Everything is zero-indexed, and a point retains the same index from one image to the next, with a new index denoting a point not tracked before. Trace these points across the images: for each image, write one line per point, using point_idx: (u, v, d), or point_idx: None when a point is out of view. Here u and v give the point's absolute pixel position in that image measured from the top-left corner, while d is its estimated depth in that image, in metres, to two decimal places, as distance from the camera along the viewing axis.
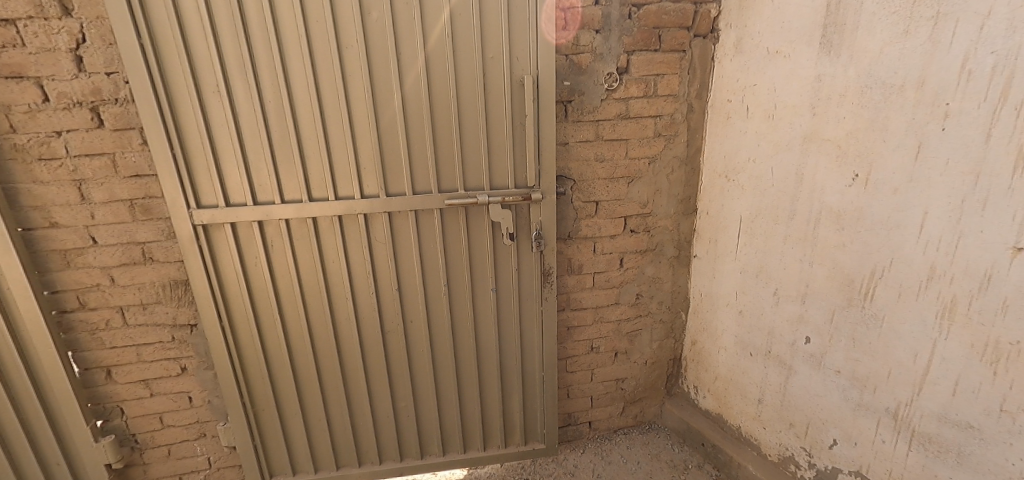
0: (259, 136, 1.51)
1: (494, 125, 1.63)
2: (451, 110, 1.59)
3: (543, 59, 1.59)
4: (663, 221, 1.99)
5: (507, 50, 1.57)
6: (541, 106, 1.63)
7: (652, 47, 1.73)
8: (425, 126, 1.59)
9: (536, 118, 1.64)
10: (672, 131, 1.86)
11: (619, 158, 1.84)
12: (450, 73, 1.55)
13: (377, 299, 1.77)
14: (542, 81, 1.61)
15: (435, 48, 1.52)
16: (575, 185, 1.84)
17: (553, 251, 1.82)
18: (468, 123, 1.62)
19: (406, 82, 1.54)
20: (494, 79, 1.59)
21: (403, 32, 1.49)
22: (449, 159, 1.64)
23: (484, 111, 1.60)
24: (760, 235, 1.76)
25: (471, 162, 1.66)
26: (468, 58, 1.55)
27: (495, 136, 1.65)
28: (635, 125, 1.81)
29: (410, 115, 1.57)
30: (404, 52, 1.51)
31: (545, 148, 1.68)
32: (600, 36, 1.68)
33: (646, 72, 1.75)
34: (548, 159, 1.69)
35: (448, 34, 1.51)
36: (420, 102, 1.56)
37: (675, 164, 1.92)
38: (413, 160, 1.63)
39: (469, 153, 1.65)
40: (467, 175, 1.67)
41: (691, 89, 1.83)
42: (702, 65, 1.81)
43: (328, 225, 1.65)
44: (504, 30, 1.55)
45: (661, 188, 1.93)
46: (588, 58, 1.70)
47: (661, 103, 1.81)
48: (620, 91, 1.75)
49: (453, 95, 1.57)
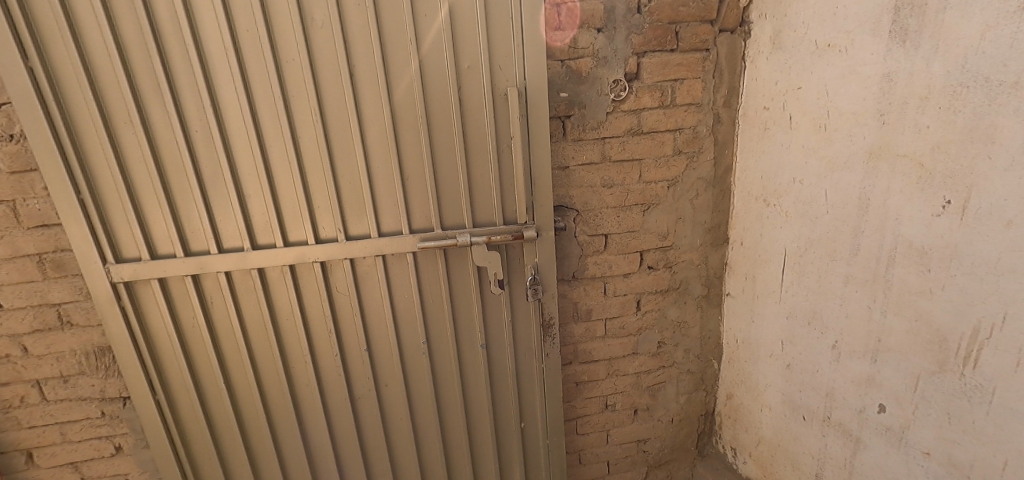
0: (186, 173, 1.24)
1: (475, 150, 1.33)
2: (420, 134, 1.29)
3: (532, 67, 1.29)
4: (687, 255, 1.65)
5: (486, 58, 1.27)
6: (531, 125, 1.33)
7: (667, 47, 1.41)
8: (389, 155, 1.30)
9: (526, 140, 1.34)
10: (696, 148, 1.54)
11: (631, 182, 1.53)
12: (416, 88, 1.25)
13: (343, 361, 1.48)
14: (530, 93, 1.30)
15: (396, 58, 1.23)
16: (580, 217, 1.52)
17: (554, 297, 1.50)
18: (443, 149, 1.32)
19: (363, 102, 1.25)
20: (471, 93, 1.29)
21: (354, 41, 1.20)
22: (421, 193, 1.34)
23: (461, 133, 1.30)
24: (813, 274, 1.41)
25: (447, 195, 1.36)
26: (438, 69, 1.26)
27: (476, 163, 1.34)
28: (649, 142, 1.50)
29: (370, 141, 1.28)
30: (358, 66, 1.22)
31: (539, 175, 1.37)
32: (602, 36, 1.37)
33: (662, 77, 1.43)
34: (542, 188, 1.38)
35: (411, 39, 1.22)
36: (381, 126, 1.27)
37: (700, 186, 1.58)
38: (376, 195, 1.33)
39: (445, 185, 1.35)
40: (444, 211, 1.37)
41: (717, 95, 1.50)
42: (730, 67, 1.48)
43: (279, 277, 1.37)
44: (481, 33, 1.24)
45: (684, 216, 1.60)
46: (589, 63, 1.39)
47: (680, 114, 1.49)
48: (630, 103, 1.44)
49: (421, 115, 1.27)
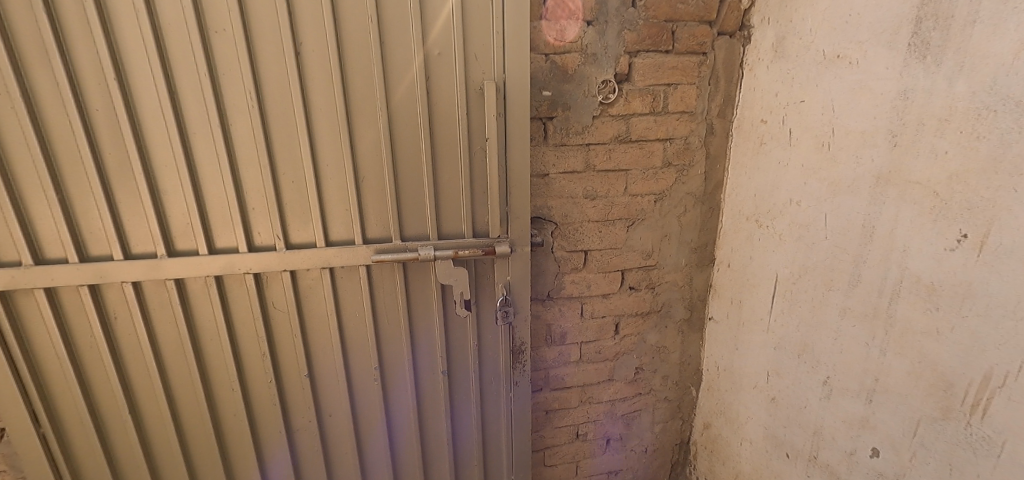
0: (82, 161, 1.01)
1: (443, 150, 1.15)
2: (379, 129, 1.10)
3: (512, 58, 1.12)
4: (671, 276, 1.52)
5: (460, 45, 1.09)
6: (509, 125, 1.16)
7: (662, 47, 1.27)
8: (340, 151, 1.10)
9: (503, 142, 1.17)
10: (686, 160, 1.41)
11: (616, 194, 1.38)
12: (376, 74, 1.06)
13: (278, 388, 1.27)
14: (509, 89, 1.13)
15: (352, 37, 1.04)
16: (558, 230, 1.37)
17: (527, 320, 1.34)
18: (405, 148, 1.13)
19: (310, 86, 1.05)
20: (441, 85, 1.11)
21: (301, 13, 1.00)
22: (378, 197, 1.16)
23: (427, 130, 1.12)
24: (806, 303, 1.31)
25: (408, 201, 1.18)
26: (402, 54, 1.07)
27: (444, 165, 1.16)
28: (637, 151, 1.36)
29: (318, 133, 1.09)
30: (304, 43, 1.02)
31: (515, 182, 1.20)
32: (592, 30, 1.22)
33: (654, 80, 1.29)
34: (518, 197, 1.21)
35: (371, 16, 1.02)
36: (331, 117, 1.08)
37: (689, 202, 1.46)
38: (324, 197, 1.14)
39: (406, 189, 1.16)
40: (404, 219, 1.19)
41: (712, 104, 1.38)
42: (726, 74, 1.36)
43: (201, 290, 1.15)
44: (454, 14, 1.06)
45: (671, 234, 1.47)
46: (576, 59, 1.23)
47: (671, 123, 1.35)
48: (619, 106, 1.30)
49: (381, 107, 1.09)
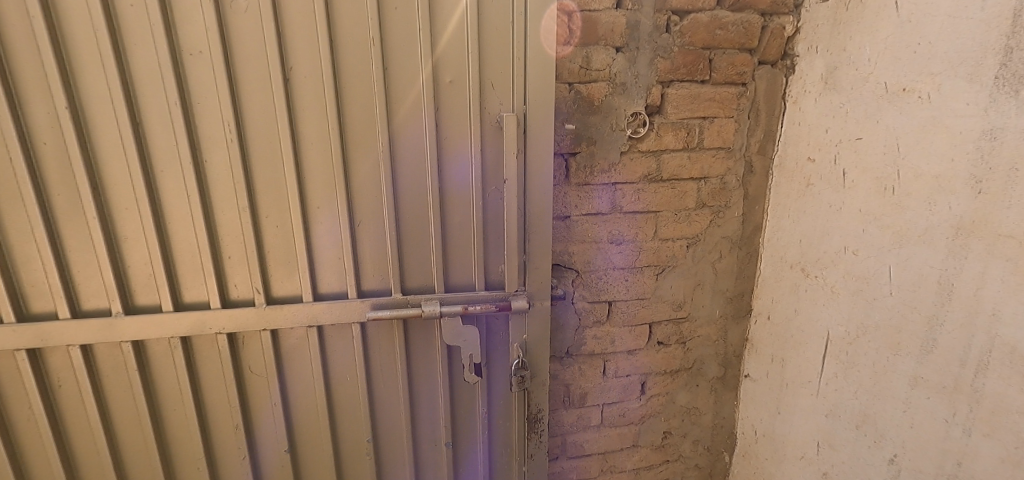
0: (23, 203, 0.84)
1: (452, 191, 1.00)
2: (379, 166, 0.95)
3: (534, 88, 0.98)
4: (704, 329, 1.36)
5: (475, 72, 0.95)
6: (529, 163, 1.01)
7: (698, 77, 1.14)
8: (334, 192, 0.95)
9: (522, 183, 1.02)
10: (722, 201, 1.26)
11: (645, 238, 1.23)
12: (377, 104, 0.92)
13: (253, 466, 1.08)
14: (529, 122, 0.99)
15: (351, 63, 0.90)
16: (579, 279, 1.22)
17: (545, 384, 1.16)
18: (409, 188, 0.98)
19: (301, 118, 0.90)
20: (452, 117, 0.96)
21: (293, 34, 0.86)
22: (377, 244, 1.00)
23: (435, 169, 0.97)
24: (866, 367, 1.12)
25: (412, 249, 1.02)
26: (408, 82, 0.93)
27: (453, 208, 1.01)
28: (669, 191, 1.21)
29: (308, 172, 0.93)
30: (295, 68, 0.88)
31: (534, 227, 1.04)
32: (622, 57, 1.09)
33: (689, 112, 1.16)
34: (538, 244, 1.06)
35: (373, 39, 0.88)
36: (324, 153, 0.93)
37: (725, 247, 1.30)
38: (314, 244, 0.98)
39: (410, 235, 1.01)
40: (406, 268, 1.03)
41: (751, 140, 1.25)
42: (767, 107, 1.23)
43: (165, 353, 0.97)
44: (469, 38, 0.93)
45: (704, 282, 1.31)
46: (604, 89, 1.09)
47: (707, 160, 1.21)
48: (650, 142, 1.16)
49: (383, 142, 0.94)
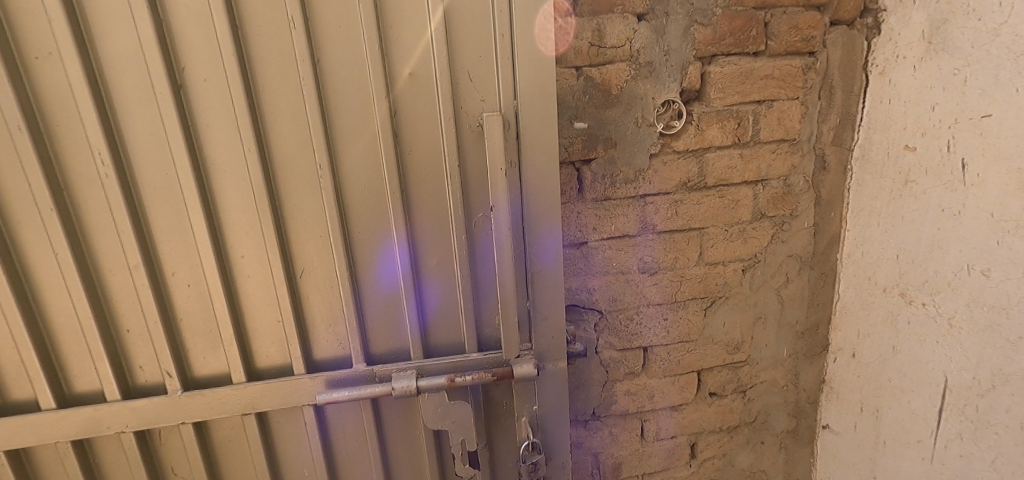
0: None
1: (425, 226, 0.74)
2: (321, 196, 0.69)
3: (526, 75, 0.68)
4: (767, 373, 1.06)
5: (444, 57, 0.67)
6: (526, 182, 0.72)
7: (750, 48, 0.85)
8: (260, 234, 0.69)
9: (519, 209, 0.73)
10: (786, 209, 0.96)
11: (687, 265, 0.94)
12: (309, 112, 0.65)
13: None
14: (523, 125, 0.70)
15: (267, 55, 0.63)
16: (604, 321, 0.94)
17: (565, 467, 0.87)
18: (364, 223, 0.72)
19: (205, 138, 0.65)
20: (416, 122, 0.69)
21: (179, 19, 0.60)
22: (327, 299, 0.74)
23: (398, 195, 0.71)
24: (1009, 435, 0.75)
25: (376, 302, 0.76)
26: (351, 78, 0.66)
27: (425, 245, 0.75)
28: (716, 202, 0.92)
29: (223, 209, 0.68)
30: (190, 67, 0.62)
31: (540, 267, 0.76)
32: (646, 27, 0.80)
33: (739, 96, 0.87)
34: (545, 289, 0.77)
35: (294, 21, 0.62)
36: (242, 183, 0.67)
37: (792, 268, 1.00)
38: (242, 304, 0.72)
39: (372, 286, 0.75)
40: (370, 328, 0.77)
41: (823, 126, 0.93)
42: (843, 81, 0.91)
43: (55, 458, 0.73)
44: (433, 9, 0.65)
45: (766, 315, 1.01)
46: (624, 72, 0.81)
47: (765, 157, 0.92)
48: (688, 139, 0.87)
49: (322, 163, 0.67)
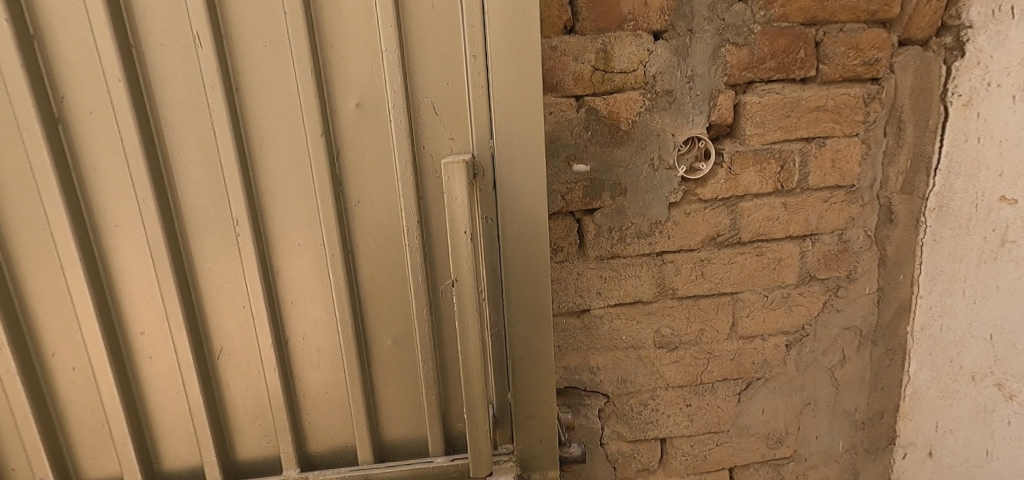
0: None
1: (382, 299, 0.57)
2: (242, 263, 0.53)
3: (512, 110, 0.51)
4: (818, 471, 0.85)
5: (404, 85, 0.50)
6: (507, 247, 0.54)
7: (797, 73, 0.68)
8: (165, 311, 0.52)
9: (496, 277, 0.56)
10: (842, 270, 0.77)
11: (716, 338, 0.76)
12: (227, 155, 0.49)
13: None
14: (506, 173, 0.53)
15: (172, 80, 0.47)
16: (611, 407, 0.75)
17: None
18: (302, 296, 0.55)
19: (96, 187, 0.49)
20: (367, 168, 0.53)
21: (54, 30, 0.44)
22: (253, 391, 0.57)
23: (342, 261, 0.54)
24: None
25: (316, 392, 0.59)
26: (282, 111, 0.49)
27: (377, 323, 0.57)
28: (753, 261, 0.74)
29: (119, 278, 0.52)
30: (73, 96, 0.46)
31: (527, 355, 0.58)
32: (666, 48, 0.64)
33: (782, 132, 0.70)
34: (529, 381, 0.59)
35: (201, 37, 0.46)
36: (140, 245, 0.50)
37: (849, 343, 0.80)
38: (146, 397, 0.55)
39: (309, 372, 0.58)
40: (308, 425, 0.60)
41: (890, 170, 0.75)
42: (915, 114, 0.73)
43: None
44: (387, 19, 0.48)
45: (817, 401, 0.81)
46: (637, 103, 0.65)
47: (815, 206, 0.74)
48: (718, 185, 0.70)
49: (241, 221, 0.51)
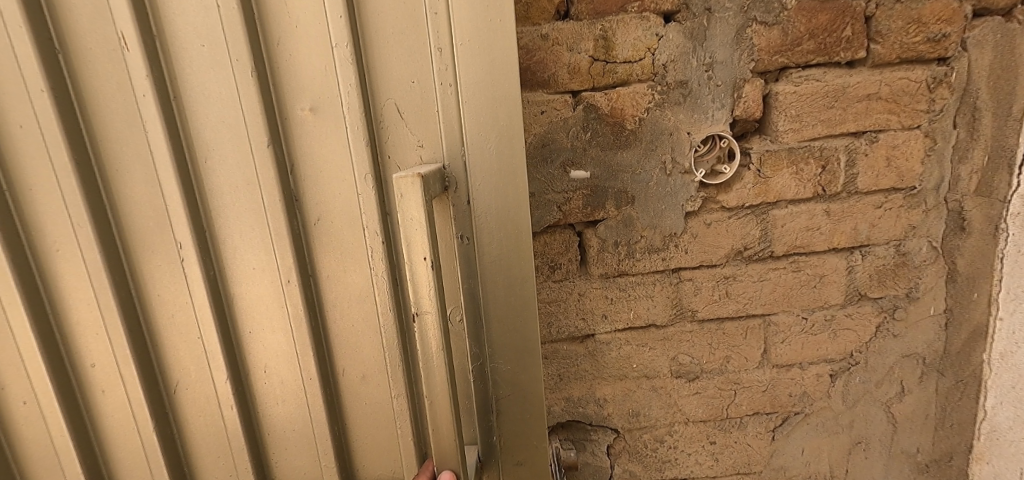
0: None
1: (347, 329, 0.50)
2: (189, 290, 0.48)
3: (487, 113, 0.43)
4: None
5: (361, 86, 0.43)
6: (486, 270, 0.47)
7: (841, 55, 0.56)
8: (111, 342, 0.48)
9: (475, 308, 0.48)
10: (900, 288, 0.65)
11: (745, 366, 0.66)
12: (167, 171, 0.44)
13: None
14: (481, 186, 0.45)
15: (105, 91, 0.43)
16: (622, 444, 0.67)
17: None
18: (260, 325, 0.50)
19: (34, 209, 0.45)
20: (324, 183, 0.46)
21: None
22: (212, 429, 0.52)
23: (300, 287, 0.48)
24: None
25: (280, 430, 0.53)
26: (224, 120, 0.44)
27: (342, 355, 0.51)
28: (789, 278, 0.63)
29: (65, 306, 0.48)
30: (1, 109, 0.42)
31: (514, 393, 0.50)
32: (677, 31, 0.55)
33: (823, 126, 0.58)
34: (517, 423, 0.51)
35: (130, 42, 0.41)
36: (80, 272, 0.46)
37: (910, 373, 0.68)
38: (101, 431, 0.52)
39: (273, 410, 0.52)
40: (274, 464, 0.54)
41: (961, 168, 0.62)
42: (995, 99, 0.59)
43: None
44: (336, 9, 0.41)
45: (869, 440, 0.69)
46: (645, 96, 0.56)
47: (866, 213, 0.62)
48: (745, 190, 0.60)
49: (186, 243, 0.46)
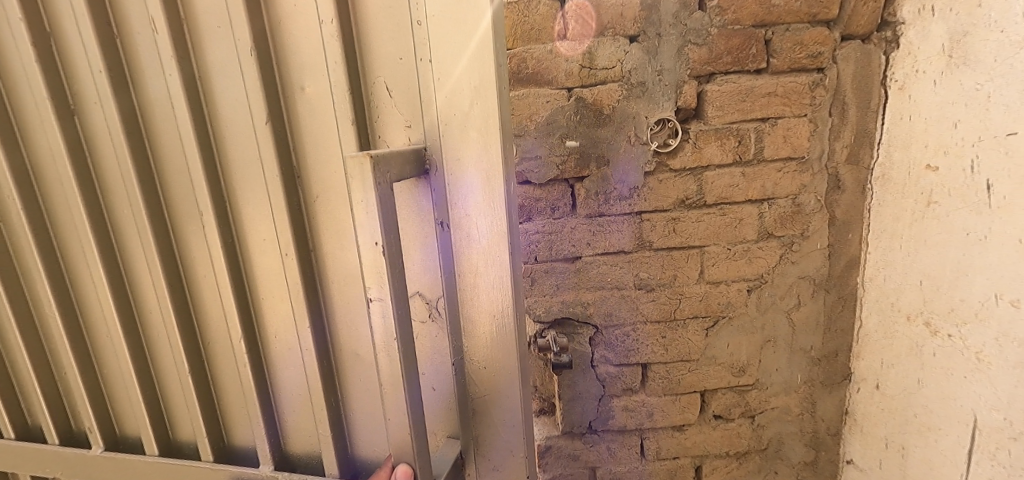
0: None
1: (339, 272, 0.62)
2: (206, 233, 0.62)
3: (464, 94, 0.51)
4: (781, 399, 1.02)
5: (352, 73, 0.54)
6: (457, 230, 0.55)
7: (751, 66, 0.84)
8: (152, 270, 0.64)
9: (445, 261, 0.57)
10: (796, 229, 0.93)
11: (687, 283, 0.94)
12: (204, 153, 0.58)
13: None
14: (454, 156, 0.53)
15: (148, 75, 0.57)
16: (600, 336, 0.95)
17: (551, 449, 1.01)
18: (270, 284, 0.63)
19: (101, 165, 0.61)
20: (319, 153, 0.58)
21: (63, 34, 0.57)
22: (228, 345, 0.67)
23: (297, 258, 0.60)
24: None
25: (280, 354, 0.66)
26: (238, 101, 0.57)
27: (341, 313, 0.64)
28: (717, 219, 0.91)
29: (124, 238, 0.64)
30: (77, 90, 0.59)
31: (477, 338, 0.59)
32: (638, 48, 0.82)
33: (739, 113, 0.86)
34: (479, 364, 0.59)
35: (170, 41, 0.55)
36: (131, 214, 0.62)
37: (805, 290, 0.96)
38: (154, 339, 0.69)
39: (275, 339, 0.65)
40: (282, 406, 0.69)
41: (836, 144, 0.89)
42: (857, 97, 0.87)
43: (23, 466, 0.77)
44: (328, 18, 0.52)
45: (776, 338, 0.98)
46: (616, 92, 0.84)
47: (770, 175, 0.90)
48: (686, 157, 0.87)
49: (203, 197, 0.60)
